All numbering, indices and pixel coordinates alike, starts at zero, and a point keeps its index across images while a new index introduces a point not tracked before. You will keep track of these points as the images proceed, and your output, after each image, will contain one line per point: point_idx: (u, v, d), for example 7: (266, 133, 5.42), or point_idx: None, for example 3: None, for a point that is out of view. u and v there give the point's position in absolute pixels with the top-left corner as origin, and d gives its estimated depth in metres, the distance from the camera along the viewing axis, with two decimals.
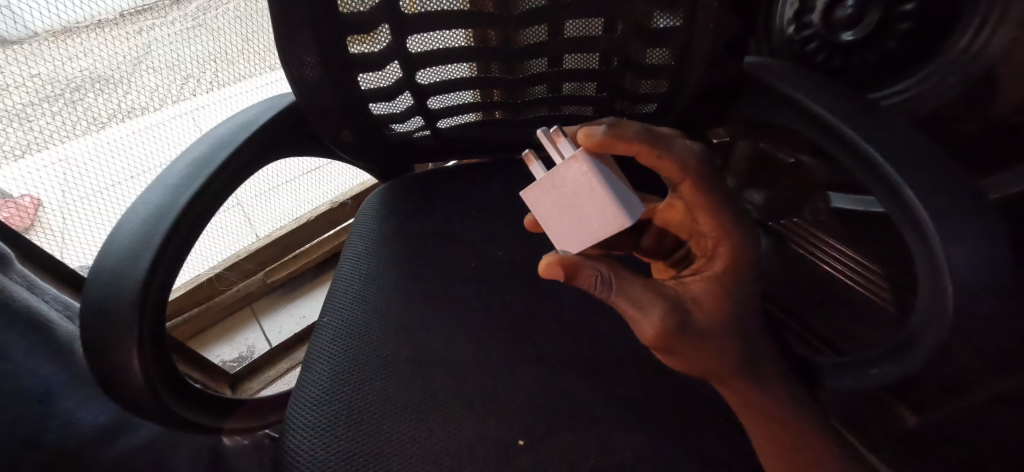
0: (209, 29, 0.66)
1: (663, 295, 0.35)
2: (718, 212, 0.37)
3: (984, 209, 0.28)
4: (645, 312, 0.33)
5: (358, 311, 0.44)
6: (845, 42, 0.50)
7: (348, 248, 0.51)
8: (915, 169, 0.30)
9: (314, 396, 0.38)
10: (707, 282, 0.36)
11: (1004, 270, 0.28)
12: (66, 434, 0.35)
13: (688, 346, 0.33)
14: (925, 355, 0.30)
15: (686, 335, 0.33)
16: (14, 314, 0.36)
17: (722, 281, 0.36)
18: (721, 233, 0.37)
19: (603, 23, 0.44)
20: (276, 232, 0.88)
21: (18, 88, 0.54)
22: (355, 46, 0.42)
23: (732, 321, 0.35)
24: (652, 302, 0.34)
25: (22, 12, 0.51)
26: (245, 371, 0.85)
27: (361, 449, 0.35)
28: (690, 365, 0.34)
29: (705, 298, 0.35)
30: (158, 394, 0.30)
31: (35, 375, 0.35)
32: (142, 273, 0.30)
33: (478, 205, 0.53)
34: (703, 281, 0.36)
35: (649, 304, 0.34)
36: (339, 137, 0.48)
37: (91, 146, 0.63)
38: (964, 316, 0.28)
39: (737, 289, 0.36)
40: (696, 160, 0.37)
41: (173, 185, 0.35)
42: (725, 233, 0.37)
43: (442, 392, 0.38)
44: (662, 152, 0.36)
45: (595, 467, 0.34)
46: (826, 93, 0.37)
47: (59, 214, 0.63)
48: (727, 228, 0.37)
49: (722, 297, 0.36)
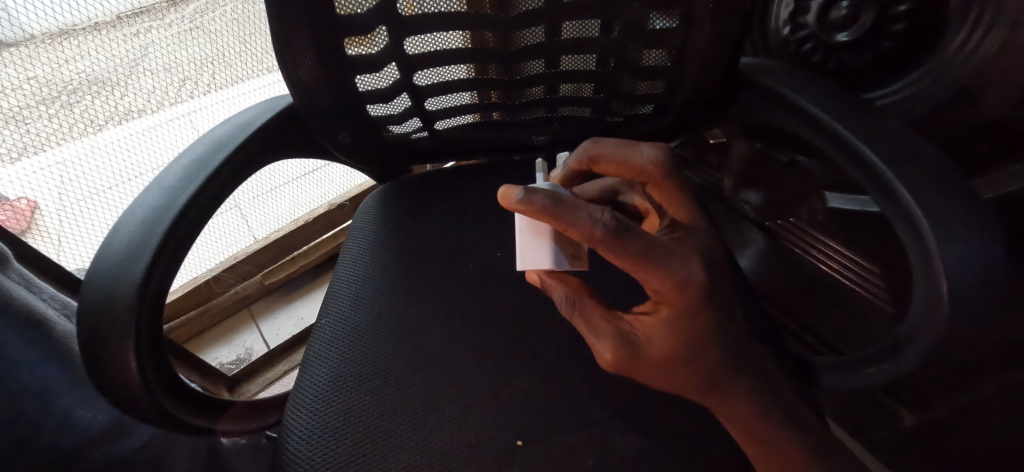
0: (207, 31, 0.66)
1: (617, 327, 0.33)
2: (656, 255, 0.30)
3: (977, 209, 0.29)
4: (599, 341, 0.33)
5: (356, 314, 0.44)
6: (839, 43, 0.50)
7: (344, 251, 0.51)
8: (910, 170, 0.30)
9: (312, 399, 0.38)
10: (658, 321, 0.32)
11: (996, 270, 0.28)
12: (64, 435, 0.34)
13: (647, 373, 0.32)
14: (921, 354, 0.30)
15: (643, 362, 0.32)
16: (13, 310, 0.36)
17: (674, 321, 0.32)
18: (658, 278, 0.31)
19: (600, 25, 0.44)
20: (274, 234, 0.88)
21: (15, 91, 0.54)
22: (352, 48, 0.42)
23: (703, 349, 0.32)
24: (604, 332, 0.33)
25: (19, 14, 0.51)
26: (243, 374, 0.85)
27: (359, 449, 0.35)
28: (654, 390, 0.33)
29: (660, 334, 0.32)
30: (155, 396, 0.30)
31: (33, 376, 0.34)
32: (139, 276, 0.30)
33: (476, 207, 0.53)
34: (659, 314, 0.32)
35: (603, 331, 0.33)
36: (336, 140, 0.48)
37: (88, 149, 0.63)
38: (957, 318, 0.28)
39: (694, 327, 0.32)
40: (612, 235, 0.28)
41: (170, 187, 0.35)
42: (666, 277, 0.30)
43: (441, 393, 0.38)
44: (567, 224, 0.28)
45: (592, 466, 0.34)
46: (822, 93, 0.37)
47: (56, 217, 0.63)
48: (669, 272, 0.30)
49: (682, 329, 0.32)
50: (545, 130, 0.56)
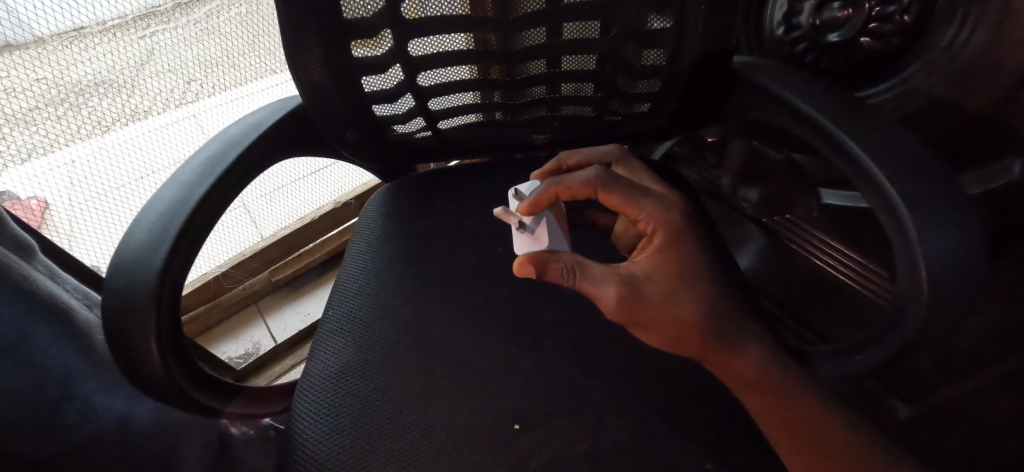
0: (215, 33, 0.68)
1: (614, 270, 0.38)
2: (641, 207, 0.42)
3: (957, 202, 0.30)
4: (601, 289, 0.36)
5: (361, 305, 0.45)
6: (831, 43, 0.52)
7: (352, 244, 0.52)
8: (895, 164, 0.32)
9: (320, 384, 0.40)
10: (650, 258, 0.40)
11: (974, 257, 0.29)
12: (84, 421, 0.35)
13: (653, 314, 0.36)
14: (905, 339, 0.31)
15: (641, 300, 0.36)
16: (47, 295, 0.38)
17: (664, 251, 0.40)
18: (650, 218, 0.42)
19: (598, 26, 0.46)
20: (281, 231, 0.90)
21: (22, 94, 0.56)
22: (358, 49, 0.43)
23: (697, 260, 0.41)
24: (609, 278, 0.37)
25: (26, 17, 0.53)
26: (251, 367, 0.86)
27: (364, 430, 0.37)
28: (662, 336, 0.36)
29: (656, 262, 0.40)
30: (174, 377, 0.31)
31: (59, 364, 0.35)
32: (159, 263, 0.31)
33: (479, 203, 0.55)
34: (648, 250, 0.41)
35: (609, 276, 0.37)
36: (344, 139, 0.50)
37: (97, 149, 0.65)
38: (935, 304, 0.29)
39: (674, 262, 0.40)
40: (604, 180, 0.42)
41: (187, 182, 0.36)
42: (654, 214, 0.42)
43: (443, 378, 0.39)
44: (571, 184, 0.42)
45: (586, 448, 0.35)
46: (812, 91, 0.38)
47: (66, 214, 0.65)
48: (654, 214, 0.42)
49: (674, 256, 0.40)
50: (547, 129, 0.57)
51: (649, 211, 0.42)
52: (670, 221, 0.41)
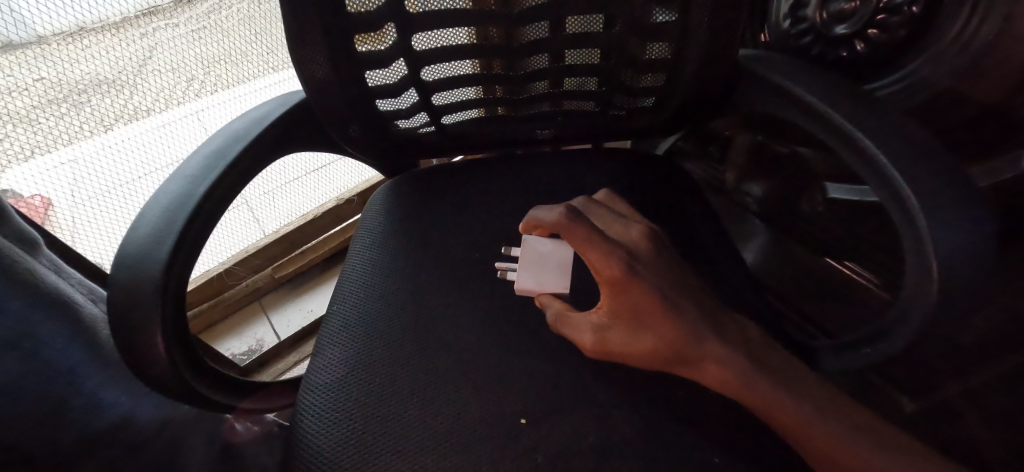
0: (216, 30, 0.68)
1: (585, 314, 0.37)
2: (588, 250, 0.35)
3: (967, 192, 0.30)
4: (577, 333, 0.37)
5: (364, 302, 0.45)
6: (838, 35, 0.52)
7: (356, 240, 0.52)
8: (903, 155, 0.31)
9: (325, 380, 0.40)
10: (609, 304, 0.36)
11: (984, 248, 0.29)
12: (90, 415, 0.35)
13: (629, 349, 0.36)
14: (914, 331, 0.31)
15: (613, 343, 0.36)
16: (52, 290, 0.37)
17: (619, 293, 0.35)
18: (598, 264, 0.34)
19: (602, 20, 0.46)
20: (284, 228, 0.90)
21: (24, 93, 0.56)
22: (362, 45, 0.43)
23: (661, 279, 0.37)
24: (580, 324, 0.37)
25: (27, 15, 0.52)
26: (255, 364, 0.87)
27: (369, 426, 0.37)
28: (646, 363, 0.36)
29: (615, 306, 0.36)
30: (179, 371, 0.31)
31: (64, 358, 0.35)
32: (164, 257, 0.31)
33: (483, 199, 0.55)
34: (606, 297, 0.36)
35: (578, 323, 0.37)
36: (348, 134, 0.50)
37: (100, 147, 0.65)
38: (945, 295, 0.29)
39: (631, 300, 0.35)
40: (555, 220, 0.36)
41: (191, 176, 0.36)
42: (598, 256, 0.34)
43: (448, 374, 0.39)
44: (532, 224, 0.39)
45: (592, 442, 0.35)
46: (818, 83, 0.38)
47: (69, 212, 0.65)
48: (601, 256, 0.34)
49: (632, 297, 0.35)
50: (550, 124, 0.57)
51: (595, 261, 0.34)
52: (617, 261, 0.34)
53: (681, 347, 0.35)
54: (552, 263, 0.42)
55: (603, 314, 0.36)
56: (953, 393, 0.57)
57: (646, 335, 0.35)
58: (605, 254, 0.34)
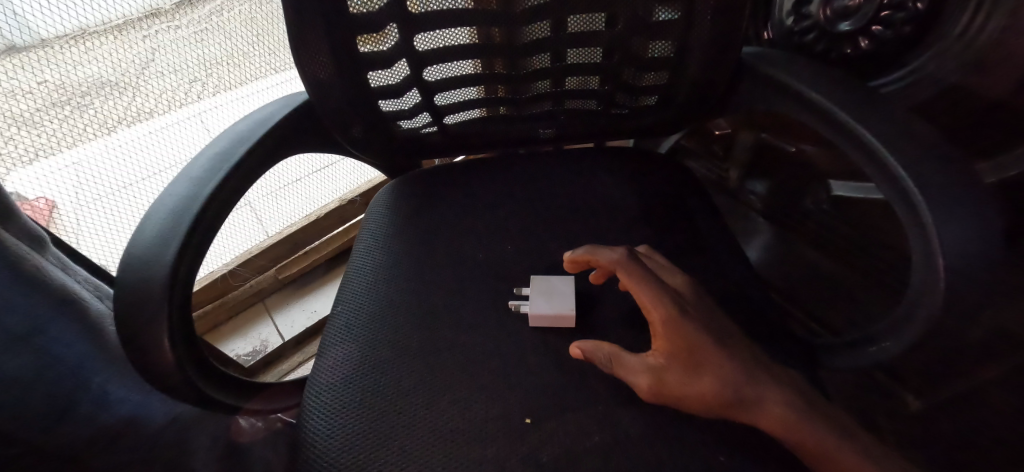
0: (218, 32, 0.68)
1: (640, 356, 0.36)
2: (643, 290, 0.37)
3: (974, 190, 0.29)
4: (633, 375, 0.35)
5: (369, 302, 0.45)
6: (842, 31, 0.52)
7: (360, 241, 0.52)
8: (909, 152, 0.31)
9: (330, 380, 0.40)
10: (665, 345, 0.36)
11: (991, 245, 0.29)
12: (96, 413, 0.35)
13: (686, 394, 0.34)
14: (919, 328, 0.31)
15: (670, 386, 0.35)
16: (60, 288, 0.37)
17: (677, 333, 0.36)
18: (654, 304, 0.37)
19: (605, 18, 0.46)
20: (287, 229, 0.90)
21: (27, 95, 0.56)
22: (365, 46, 0.43)
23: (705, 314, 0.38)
24: (635, 365, 0.36)
25: (30, 19, 0.52)
26: (259, 364, 0.87)
27: (375, 426, 0.37)
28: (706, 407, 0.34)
29: (672, 350, 0.35)
30: (186, 372, 0.31)
31: (72, 356, 0.35)
32: (170, 258, 0.31)
33: (487, 199, 0.54)
34: (661, 339, 0.36)
35: (632, 365, 0.36)
36: (351, 135, 0.50)
37: (103, 149, 0.65)
38: (952, 293, 0.29)
39: (687, 342, 0.35)
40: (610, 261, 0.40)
41: (197, 178, 0.36)
42: (650, 295, 0.37)
43: (452, 373, 0.39)
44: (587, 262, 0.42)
45: (598, 441, 0.35)
46: (821, 80, 0.38)
47: (73, 214, 0.65)
48: (653, 297, 0.37)
49: (688, 338, 0.36)
50: (552, 123, 0.57)
51: (649, 305, 0.37)
52: (667, 301, 0.37)
53: (737, 385, 0.34)
54: (560, 291, 0.44)
55: (659, 356, 0.36)
56: (958, 391, 0.57)
57: (703, 377, 0.34)
58: (659, 300, 0.37)
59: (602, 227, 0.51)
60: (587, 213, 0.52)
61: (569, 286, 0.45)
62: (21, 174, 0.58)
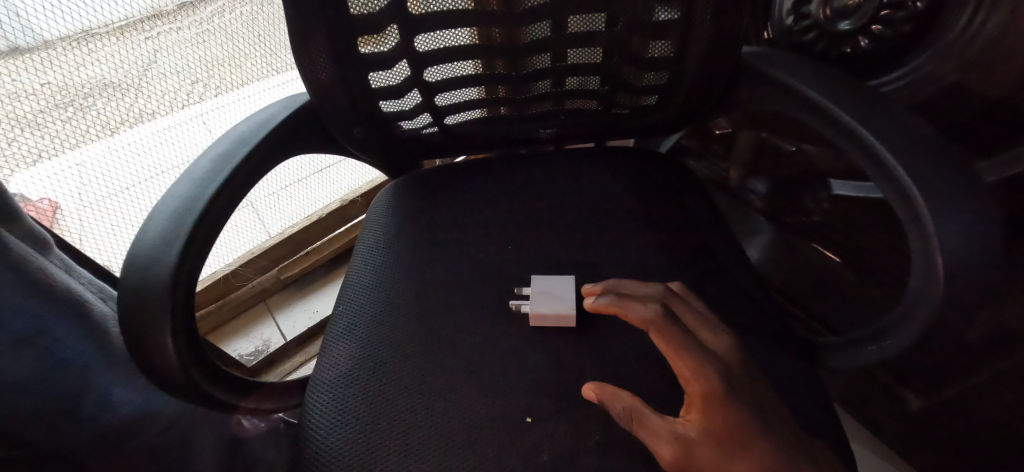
0: (219, 33, 0.69)
1: (668, 419, 0.31)
2: (686, 357, 0.31)
3: (973, 188, 0.30)
4: (658, 443, 0.30)
5: (370, 301, 0.46)
6: (842, 31, 0.52)
7: (361, 241, 0.53)
8: (907, 151, 0.31)
9: (332, 379, 0.40)
10: (700, 421, 0.30)
11: (989, 243, 0.29)
12: (99, 413, 0.36)
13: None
14: (918, 327, 0.31)
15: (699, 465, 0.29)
16: (64, 289, 0.38)
17: (718, 409, 0.30)
18: (697, 375, 0.31)
19: (605, 19, 0.46)
20: (289, 229, 0.90)
21: (30, 97, 0.56)
22: (366, 47, 0.44)
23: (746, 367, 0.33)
24: (661, 433, 0.30)
25: (33, 20, 0.53)
26: (261, 365, 0.87)
27: (377, 424, 0.37)
28: None
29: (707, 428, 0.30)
30: (189, 372, 0.31)
31: (76, 356, 0.35)
32: (173, 258, 0.31)
33: (487, 199, 0.55)
34: (696, 412, 0.30)
35: (658, 432, 0.30)
36: (353, 136, 0.50)
37: (106, 150, 0.65)
38: (950, 291, 0.29)
39: (730, 422, 0.30)
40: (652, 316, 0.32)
41: (199, 179, 0.37)
42: (696, 363, 0.31)
43: (453, 372, 0.40)
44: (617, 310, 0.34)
45: (598, 440, 0.35)
46: (820, 79, 0.38)
47: (76, 215, 0.66)
48: (699, 367, 0.31)
49: (729, 415, 0.30)
50: (552, 124, 0.57)
51: (692, 375, 0.31)
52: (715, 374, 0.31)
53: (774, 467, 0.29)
54: (560, 291, 0.44)
55: (693, 427, 0.30)
56: (960, 390, 0.56)
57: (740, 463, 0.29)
58: (700, 369, 0.31)
59: (602, 227, 0.51)
60: (587, 213, 0.52)
61: (568, 286, 0.45)
62: (23, 176, 0.58)
